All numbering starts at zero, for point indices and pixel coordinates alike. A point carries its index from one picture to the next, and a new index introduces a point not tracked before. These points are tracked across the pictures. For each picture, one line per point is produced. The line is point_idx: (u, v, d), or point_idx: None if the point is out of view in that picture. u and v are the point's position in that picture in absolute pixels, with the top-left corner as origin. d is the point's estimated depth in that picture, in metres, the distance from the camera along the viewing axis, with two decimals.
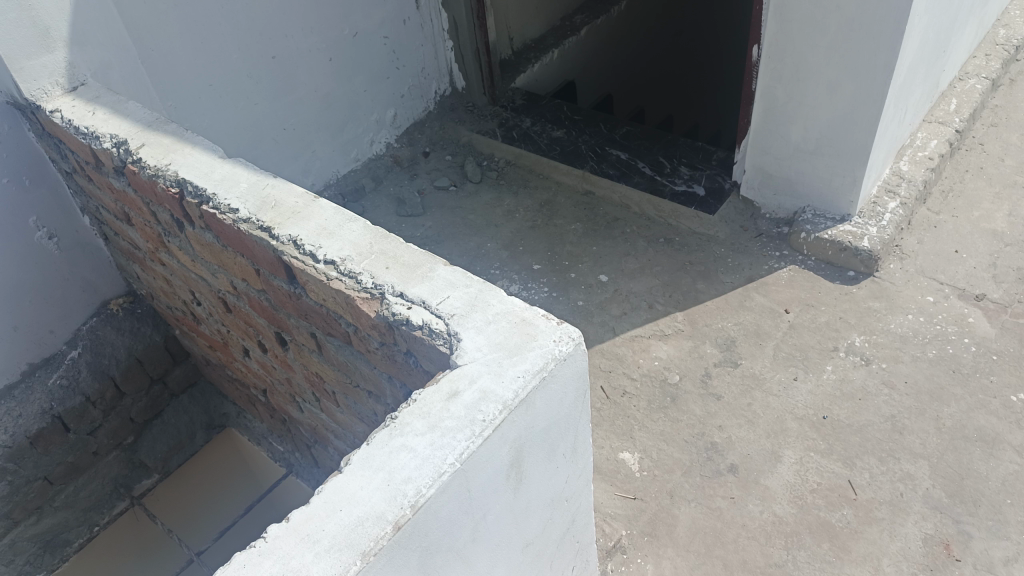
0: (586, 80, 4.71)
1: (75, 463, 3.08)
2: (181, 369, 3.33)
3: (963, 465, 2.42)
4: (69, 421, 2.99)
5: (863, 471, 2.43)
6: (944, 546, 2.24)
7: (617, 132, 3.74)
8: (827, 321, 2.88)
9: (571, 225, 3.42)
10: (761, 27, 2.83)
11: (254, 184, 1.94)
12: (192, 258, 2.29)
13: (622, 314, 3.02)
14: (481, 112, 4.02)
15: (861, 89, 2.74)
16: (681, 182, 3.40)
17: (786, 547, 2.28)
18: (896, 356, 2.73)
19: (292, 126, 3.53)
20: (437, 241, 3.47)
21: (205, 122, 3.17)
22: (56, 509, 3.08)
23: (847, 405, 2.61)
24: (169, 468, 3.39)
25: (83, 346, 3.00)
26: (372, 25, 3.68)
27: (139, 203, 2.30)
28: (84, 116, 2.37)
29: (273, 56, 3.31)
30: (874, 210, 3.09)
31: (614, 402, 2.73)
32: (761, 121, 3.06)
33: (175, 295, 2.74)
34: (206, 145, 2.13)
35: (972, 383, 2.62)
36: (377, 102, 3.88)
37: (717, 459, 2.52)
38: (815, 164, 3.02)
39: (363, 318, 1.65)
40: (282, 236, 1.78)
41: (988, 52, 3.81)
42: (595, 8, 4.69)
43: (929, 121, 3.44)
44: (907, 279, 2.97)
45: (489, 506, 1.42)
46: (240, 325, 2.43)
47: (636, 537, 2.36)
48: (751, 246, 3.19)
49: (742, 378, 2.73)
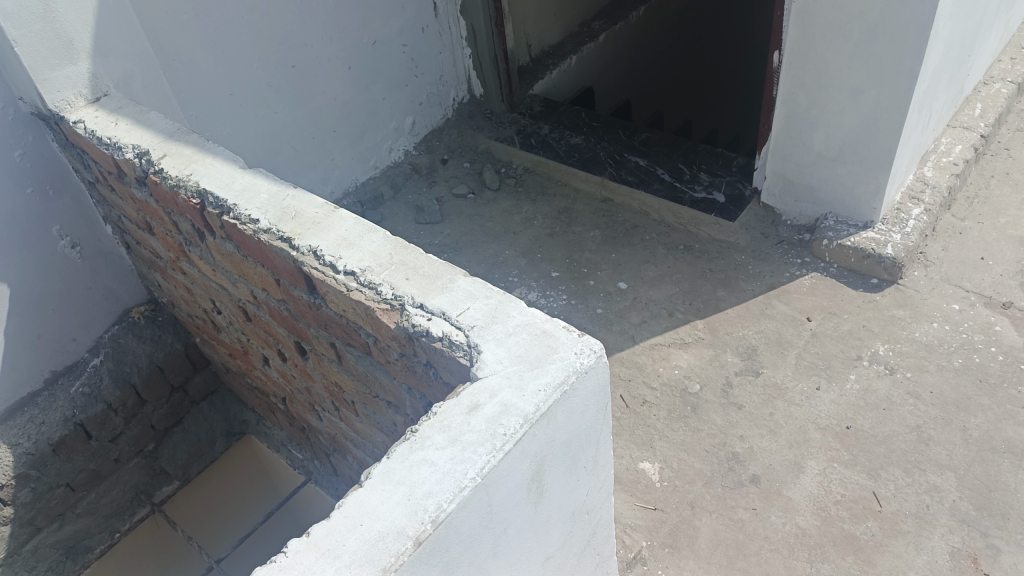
0: (605, 86, 4.70)
1: (97, 469, 3.10)
2: (202, 377, 3.35)
3: (992, 477, 2.37)
4: (91, 428, 3.01)
5: (888, 482, 2.40)
6: (972, 560, 2.20)
7: (636, 139, 3.72)
8: (851, 329, 2.84)
9: (589, 232, 3.40)
10: (782, 33, 2.81)
11: (275, 195, 1.94)
12: (212, 267, 2.30)
13: (642, 322, 3.00)
14: (500, 119, 4.02)
15: (884, 95, 2.71)
16: (700, 189, 3.38)
17: (810, 560, 2.25)
18: (922, 366, 2.69)
19: (311, 134, 3.54)
20: (455, 249, 3.47)
21: (226, 131, 3.19)
22: (79, 515, 3.10)
23: (871, 415, 2.57)
24: (189, 475, 3.41)
25: (105, 354, 3.03)
26: (391, 34, 3.69)
27: (161, 213, 2.31)
28: (107, 127, 2.39)
29: (293, 65, 3.33)
30: (898, 216, 3.05)
31: (634, 411, 2.71)
32: (782, 127, 3.04)
33: (195, 303, 2.75)
34: (227, 155, 2.14)
35: (999, 394, 2.57)
36: (395, 109, 3.89)
37: (739, 470, 2.49)
38: (837, 171, 2.99)
39: (383, 329, 1.65)
40: (303, 247, 1.78)
41: (1014, 56, 3.76)
42: (614, 14, 4.68)
43: (953, 126, 3.39)
44: (932, 287, 2.93)
45: (511, 521, 1.41)
46: (260, 334, 2.43)
47: (657, 548, 2.34)
48: (772, 253, 3.16)
49: (763, 388, 2.70)
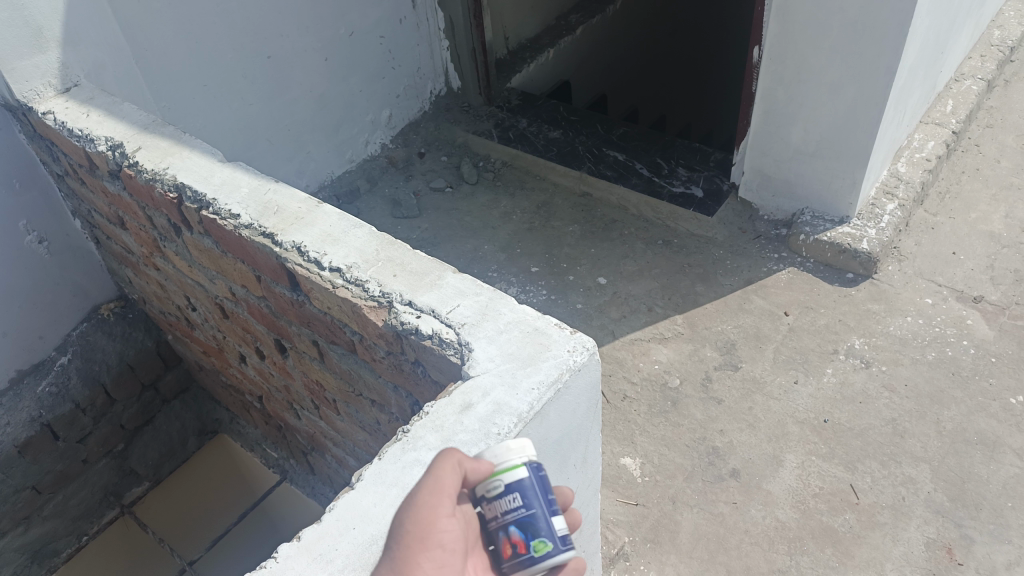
0: (581, 79, 4.69)
1: (65, 470, 3.02)
2: (174, 374, 3.28)
3: (965, 468, 2.42)
4: (58, 429, 2.92)
5: (864, 475, 2.43)
6: (947, 550, 2.24)
7: (614, 133, 3.72)
8: (827, 324, 2.87)
9: (568, 227, 3.40)
10: (762, 29, 2.83)
11: (256, 189, 1.90)
12: (189, 263, 2.25)
13: (621, 317, 3.00)
14: (477, 112, 4.00)
15: (861, 92, 2.73)
16: (679, 184, 3.40)
17: (789, 553, 2.27)
18: (896, 359, 2.73)
19: (287, 125, 3.48)
20: (434, 244, 3.43)
21: (200, 122, 3.12)
22: (45, 518, 3.03)
23: (848, 408, 2.61)
24: (160, 476, 3.36)
25: (73, 352, 2.95)
26: (368, 25, 3.65)
27: (135, 207, 2.25)
28: (78, 118, 2.31)
29: (268, 56, 3.27)
30: (873, 212, 3.09)
31: (614, 406, 2.72)
32: (761, 123, 3.06)
33: (169, 299, 2.69)
34: (204, 148, 2.09)
35: (971, 386, 2.62)
36: (372, 102, 3.84)
37: (719, 464, 2.51)
38: (815, 167, 3.02)
39: (370, 327, 1.62)
40: (287, 243, 1.74)
41: (983, 54, 3.83)
42: (591, 7, 4.67)
43: (925, 122, 3.45)
44: (905, 282, 2.97)
45: None
46: (237, 331, 2.39)
47: (639, 544, 2.35)
48: (749, 248, 3.18)
49: (742, 382, 2.72)
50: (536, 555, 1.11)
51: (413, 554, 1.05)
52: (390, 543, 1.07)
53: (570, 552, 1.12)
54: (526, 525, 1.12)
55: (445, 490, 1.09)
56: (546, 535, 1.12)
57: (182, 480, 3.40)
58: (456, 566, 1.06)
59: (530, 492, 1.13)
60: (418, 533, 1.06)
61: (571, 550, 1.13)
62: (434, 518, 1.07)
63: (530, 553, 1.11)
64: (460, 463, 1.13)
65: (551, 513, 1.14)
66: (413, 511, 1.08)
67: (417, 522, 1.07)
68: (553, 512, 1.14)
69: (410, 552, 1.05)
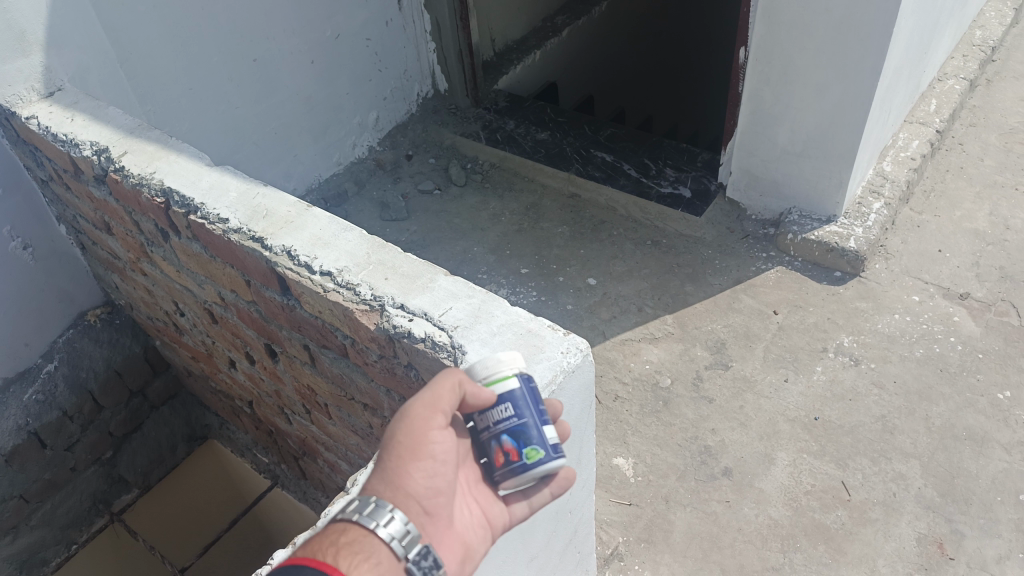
0: (568, 81, 4.70)
1: (52, 479, 2.98)
2: (162, 381, 3.25)
3: (954, 464, 2.43)
4: (46, 436, 2.88)
5: (855, 472, 2.44)
6: (938, 545, 2.26)
7: (602, 134, 3.73)
8: (816, 322, 2.89)
9: (557, 228, 3.40)
10: (749, 29, 2.84)
11: (244, 194, 1.89)
12: (176, 268, 2.23)
13: (612, 317, 3.00)
14: (464, 114, 3.99)
15: (847, 91, 2.75)
16: (667, 184, 3.40)
17: (783, 550, 2.28)
18: (885, 357, 2.75)
19: (273, 128, 3.46)
20: (423, 246, 3.42)
21: (185, 126, 3.10)
22: (34, 527, 2.98)
23: (839, 406, 2.62)
24: (149, 483, 3.32)
25: (60, 358, 2.90)
26: (354, 27, 3.64)
27: (121, 212, 2.23)
28: (62, 123, 2.29)
29: (254, 59, 3.25)
30: (859, 210, 3.11)
31: (606, 406, 2.72)
32: (747, 123, 3.08)
33: (156, 305, 2.67)
34: (191, 152, 2.07)
35: (959, 382, 2.65)
36: (358, 105, 3.83)
37: (712, 463, 2.51)
38: (802, 166, 3.03)
39: (362, 331, 1.61)
40: (276, 247, 1.73)
41: (966, 53, 3.87)
42: (577, 9, 4.68)
43: (910, 121, 3.48)
44: (892, 280, 3.00)
45: None
46: (227, 336, 2.37)
47: (633, 544, 2.35)
48: (738, 247, 3.20)
49: (733, 381, 2.73)
50: (528, 461, 1.23)
51: (406, 463, 1.20)
52: (388, 450, 1.22)
53: (560, 459, 1.25)
54: (518, 434, 1.23)
55: (437, 407, 1.21)
56: (537, 443, 1.24)
57: (169, 492, 3.39)
58: (445, 473, 1.22)
59: (521, 402, 1.25)
60: (411, 445, 1.21)
61: (560, 457, 1.25)
62: (426, 432, 1.21)
63: (521, 460, 1.23)
64: (458, 381, 1.23)
65: (542, 422, 1.25)
66: (408, 424, 1.22)
67: (411, 435, 1.21)
68: (543, 421, 1.25)
69: (403, 462, 1.20)
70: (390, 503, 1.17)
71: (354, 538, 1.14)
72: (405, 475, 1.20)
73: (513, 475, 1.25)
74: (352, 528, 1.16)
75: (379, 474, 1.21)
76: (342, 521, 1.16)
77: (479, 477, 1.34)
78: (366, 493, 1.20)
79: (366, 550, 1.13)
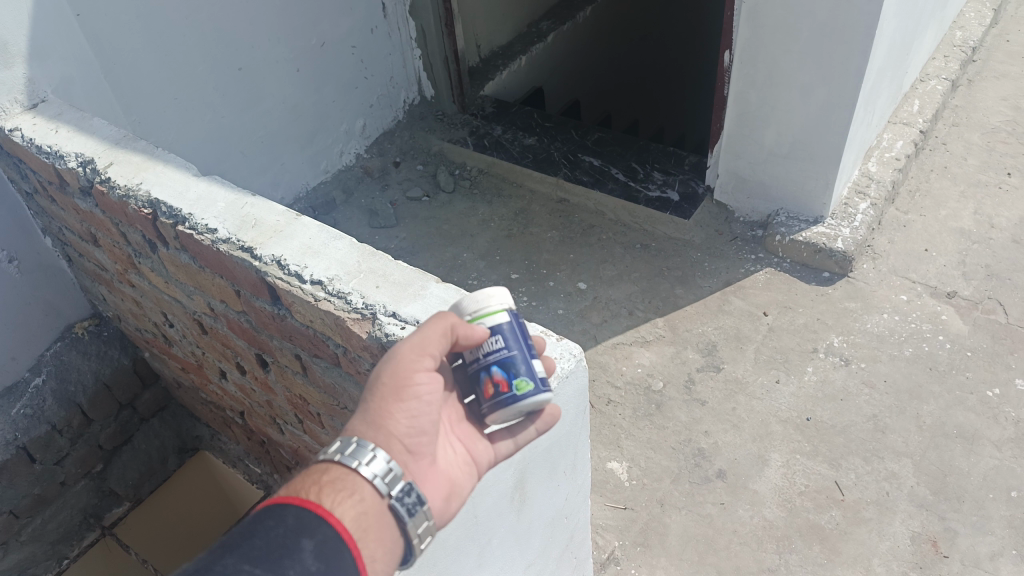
0: (554, 86, 4.71)
1: (42, 494, 2.94)
2: (151, 393, 3.22)
3: (946, 462, 2.45)
4: (34, 451, 2.84)
5: (848, 471, 2.45)
6: (931, 543, 2.27)
7: (589, 138, 3.73)
8: (806, 322, 2.90)
9: (547, 233, 3.40)
10: (734, 32, 2.85)
11: (232, 203, 1.88)
12: (165, 279, 2.21)
13: (603, 321, 3.01)
14: (451, 120, 3.99)
15: (832, 93, 2.77)
16: (655, 187, 3.40)
17: (778, 551, 2.28)
18: (875, 356, 2.76)
19: (260, 137, 3.45)
20: (412, 253, 3.42)
21: (171, 136, 3.08)
22: (23, 543, 2.95)
23: (830, 406, 2.63)
24: (141, 496, 3.28)
25: (47, 372, 2.87)
26: (339, 35, 3.63)
27: (108, 223, 2.21)
28: (47, 134, 2.26)
29: (240, 68, 3.23)
30: (846, 211, 3.13)
31: (599, 410, 2.72)
32: (734, 126, 3.09)
33: (144, 316, 2.64)
34: (178, 162, 2.06)
35: (949, 380, 2.66)
36: (345, 112, 3.82)
37: (705, 466, 2.52)
38: (789, 168, 3.05)
39: (354, 340, 1.60)
40: (266, 256, 1.72)
41: (947, 54, 3.91)
42: (562, 14, 4.69)
43: (894, 122, 3.51)
44: (880, 280, 3.01)
45: (494, 530, 1.43)
46: (217, 347, 2.35)
47: (629, 548, 2.35)
48: (727, 249, 3.21)
49: (725, 383, 2.73)
50: (518, 392, 1.23)
51: (390, 404, 1.21)
52: (371, 391, 1.22)
53: (548, 392, 1.25)
54: (508, 365, 1.24)
55: (424, 350, 1.22)
56: (526, 375, 1.24)
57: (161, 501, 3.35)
58: (429, 413, 1.23)
59: (510, 335, 1.26)
60: (395, 387, 1.21)
61: (548, 391, 1.26)
62: (411, 373, 1.22)
63: (511, 390, 1.23)
64: (447, 322, 1.24)
65: (530, 356, 1.26)
66: (393, 366, 1.22)
67: (396, 377, 1.21)
68: (532, 356, 1.26)
69: (387, 402, 1.21)
70: (372, 441, 1.18)
71: (336, 476, 1.15)
72: (389, 415, 1.20)
73: (501, 408, 1.24)
74: (335, 468, 1.16)
75: (361, 415, 1.21)
76: (325, 461, 1.16)
77: (463, 417, 1.35)
78: (348, 433, 1.21)
79: (349, 488, 1.14)
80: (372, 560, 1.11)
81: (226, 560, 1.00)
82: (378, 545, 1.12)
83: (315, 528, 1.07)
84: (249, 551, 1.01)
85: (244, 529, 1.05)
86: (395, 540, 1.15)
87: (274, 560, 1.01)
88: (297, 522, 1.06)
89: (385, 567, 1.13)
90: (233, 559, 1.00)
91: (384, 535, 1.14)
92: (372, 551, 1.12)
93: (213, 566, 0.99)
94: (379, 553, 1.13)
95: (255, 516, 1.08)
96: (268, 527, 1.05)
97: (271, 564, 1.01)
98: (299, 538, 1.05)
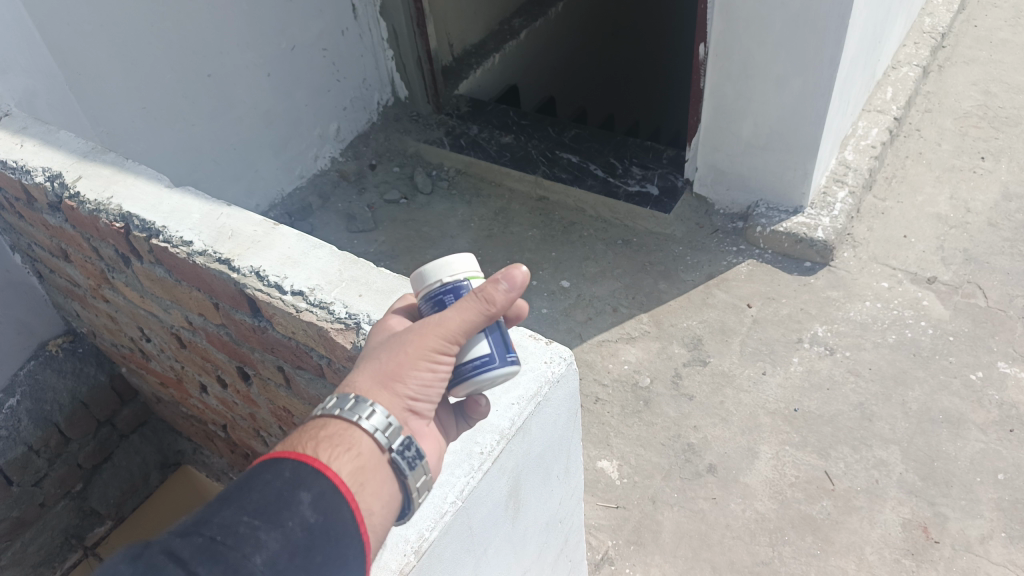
0: (528, 84, 4.68)
1: (22, 517, 2.87)
2: (130, 409, 3.15)
3: (933, 447, 2.46)
4: (11, 473, 2.78)
5: (838, 461, 2.46)
6: (922, 529, 2.28)
7: (566, 135, 3.71)
8: (790, 313, 2.90)
9: (527, 232, 3.38)
10: (708, 26, 2.84)
11: (208, 215, 1.83)
12: (140, 294, 2.16)
13: (588, 319, 2.99)
14: (426, 120, 3.95)
15: (807, 84, 2.77)
16: (634, 182, 3.39)
17: (772, 544, 2.28)
18: (859, 344, 2.77)
19: (234, 145, 3.39)
20: (392, 257, 3.37)
21: (142, 146, 3.02)
22: (4, 568, 2.88)
23: (816, 396, 2.63)
24: (123, 513, 3.22)
25: (22, 392, 2.80)
26: (310, 38, 3.59)
27: (78, 238, 2.15)
28: (11, 149, 2.19)
29: (209, 74, 3.17)
30: (825, 200, 3.14)
31: (587, 409, 2.70)
32: (711, 119, 3.09)
33: (121, 331, 2.57)
34: (150, 174, 2.00)
35: (933, 365, 2.68)
36: (319, 116, 3.77)
37: (695, 461, 2.51)
38: (766, 159, 3.05)
39: (338, 350, 1.57)
40: (244, 268, 1.67)
41: (918, 40, 3.94)
42: (533, 11, 4.66)
43: (868, 109, 3.52)
44: (861, 267, 3.02)
45: (489, 541, 1.40)
46: (196, 361, 2.29)
47: (622, 546, 2.34)
48: (708, 243, 3.20)
49: (711, 376, 2.73)
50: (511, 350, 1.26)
51: (406, 370, 1.12)
52: (389, 351, 1.14)
53: None
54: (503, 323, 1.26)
55: (456, 334, 1.12)
56: None
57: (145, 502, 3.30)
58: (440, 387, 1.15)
59: None
60: (413, 358, 1.12)
61: None
62: (436, 351, 1.12)
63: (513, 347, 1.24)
64: (489, 306, 1.12)
65: None
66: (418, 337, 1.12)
67: (416, 351, 1.11)
68: None
69: (401, 369, 1.12)
70: (376, 399, 1.10)
71: (335, 431, 1.08)
72: (401, 382, 1.11)
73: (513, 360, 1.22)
74: (333, 422, 1.09)
75: (372, 373, 1.13)
76: (322, 416, 1.09)
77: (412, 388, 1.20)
78: (347, 389, 1.13)
79: (347, 442, 1.07)
80: (370, 513, 1.05)
81: (223, 513, 0.94)
82: (376, 499, 1.06)
83: (313, 481, 1.00)
84: (247, 504, 0.95)
85: (240, 482, 0.98)
86: (393, 494, 1.09)
87: (272, 512, 0.95)
88: (294, 475, 0.99)
89: (383, 519, 1.07)
90: (230, 512, 0.94)
91: (382, 488, 1.07)
92: (370, 505, 1.05)
93: (211, 518, 0.93)
94: (377, 506, 1.06)
95: (250, 471, 1.01)
96: (266, 480, 0.98)
97: (269, 516, 0.94)
98: (297, 492, 0.98)
